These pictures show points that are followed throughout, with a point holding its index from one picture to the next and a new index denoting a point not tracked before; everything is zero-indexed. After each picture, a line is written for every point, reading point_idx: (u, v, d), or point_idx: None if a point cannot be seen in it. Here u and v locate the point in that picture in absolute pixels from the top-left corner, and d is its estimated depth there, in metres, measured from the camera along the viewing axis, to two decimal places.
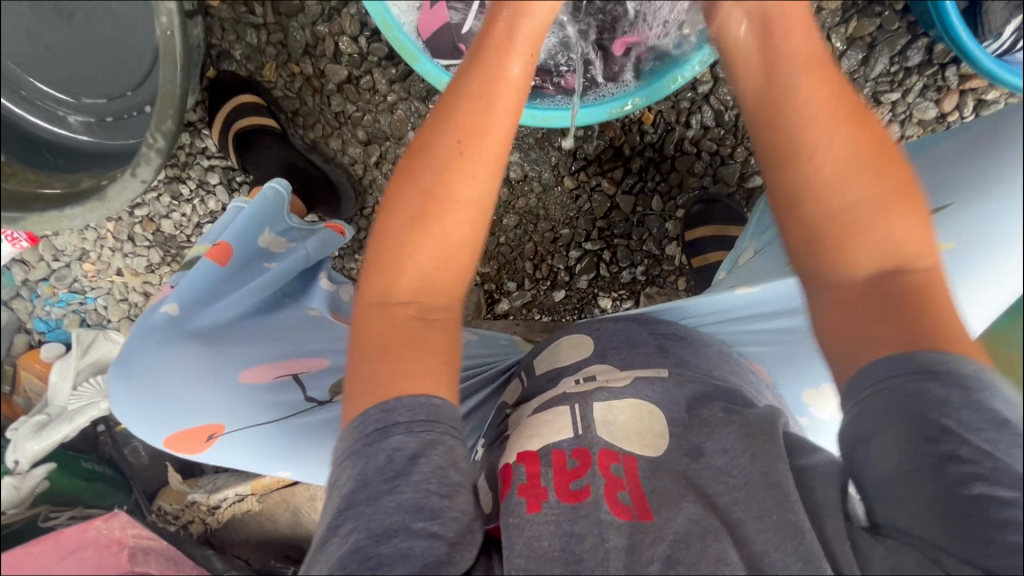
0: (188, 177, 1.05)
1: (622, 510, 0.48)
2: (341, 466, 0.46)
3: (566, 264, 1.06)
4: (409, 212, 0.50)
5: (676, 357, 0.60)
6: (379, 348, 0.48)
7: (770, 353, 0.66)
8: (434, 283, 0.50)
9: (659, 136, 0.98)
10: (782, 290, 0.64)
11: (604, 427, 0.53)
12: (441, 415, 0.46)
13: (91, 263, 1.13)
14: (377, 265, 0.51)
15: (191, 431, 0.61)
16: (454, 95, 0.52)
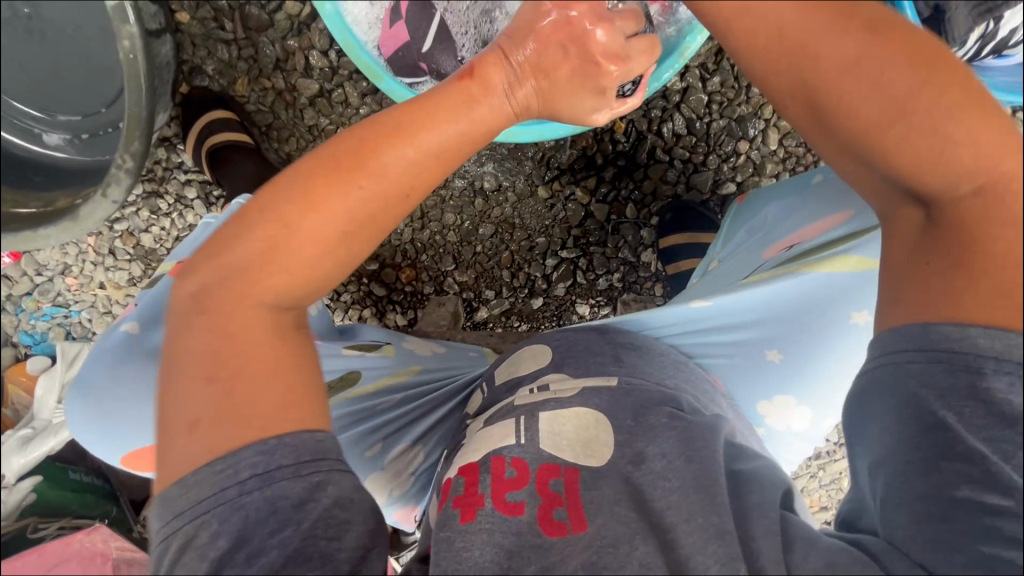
0: (165, 192, 1.06)
1: (556, 529, 0.49)
2: (204, 519, 0.45)
3: (543, 272, 1.06)
4: (303, 214, 0.50)
5: (631, 369, 0.60)
6: (232, 353, 0.48)
7: (727, 366, 0.65)
8: (299, 290, 0.51)
9: (631, 144, 0.98)
10: (737, 303, 0.62)
11: (549, 438, 0.54)
12: (326, 450, 0.49)
13: (74, 277, 1.14)
14: (249, 256, 0.49)
15: (142, 453, 0.61)
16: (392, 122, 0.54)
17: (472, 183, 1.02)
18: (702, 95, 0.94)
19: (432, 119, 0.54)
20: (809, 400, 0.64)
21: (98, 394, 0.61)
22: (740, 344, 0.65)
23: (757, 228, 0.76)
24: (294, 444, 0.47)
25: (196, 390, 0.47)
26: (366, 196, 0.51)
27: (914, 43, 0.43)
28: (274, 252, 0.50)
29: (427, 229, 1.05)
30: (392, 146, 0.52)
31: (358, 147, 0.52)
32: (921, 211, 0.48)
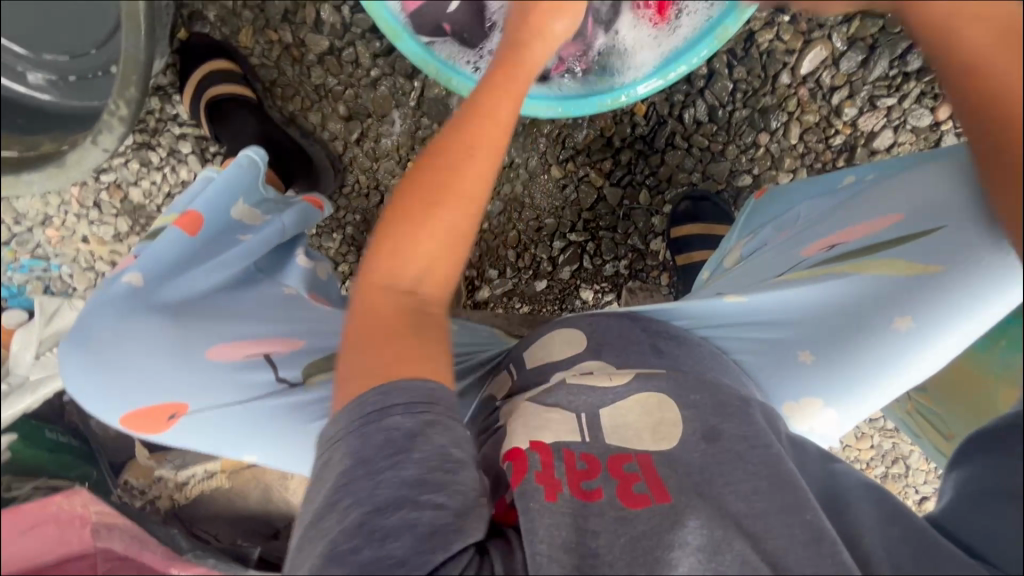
0: (157, 144, 1.00)
1: (639, 501, 0.54)
2: (337, 444, 0.48)
3: (549, 254, 1.04)
4: (421, 201, 0.56)
5: (669, 357, 0.67)
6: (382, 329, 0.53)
7: (750, 361, 0.69)
8: (436, 271, 0.57)
9: (651, 128, 0.95)
10: (773, 300, 0.67)
11: (615, 432, 0.60)
12: (439, 398, 0.49)
13: (55, 229, 1.09)
14: (386, 248, 0.56)
15: (151, 410, 0.60)
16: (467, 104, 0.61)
17: None
18: (728, 83, 0.91)
19: (485, 119, 0.59)
20: (836, 401, 0.66)
21: (106, 348, 0.58)
22: (767, 341, 0.68)
23: (783, 227, 0.80)
24: (410, 386, 0.49)
25: (357, 357, 0.52)
26: (454, 196, 0.57)
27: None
28: (397, 258, 0.55)
29: None
30: (463, 150, 0.58)
31: (434, 160, 0.58)
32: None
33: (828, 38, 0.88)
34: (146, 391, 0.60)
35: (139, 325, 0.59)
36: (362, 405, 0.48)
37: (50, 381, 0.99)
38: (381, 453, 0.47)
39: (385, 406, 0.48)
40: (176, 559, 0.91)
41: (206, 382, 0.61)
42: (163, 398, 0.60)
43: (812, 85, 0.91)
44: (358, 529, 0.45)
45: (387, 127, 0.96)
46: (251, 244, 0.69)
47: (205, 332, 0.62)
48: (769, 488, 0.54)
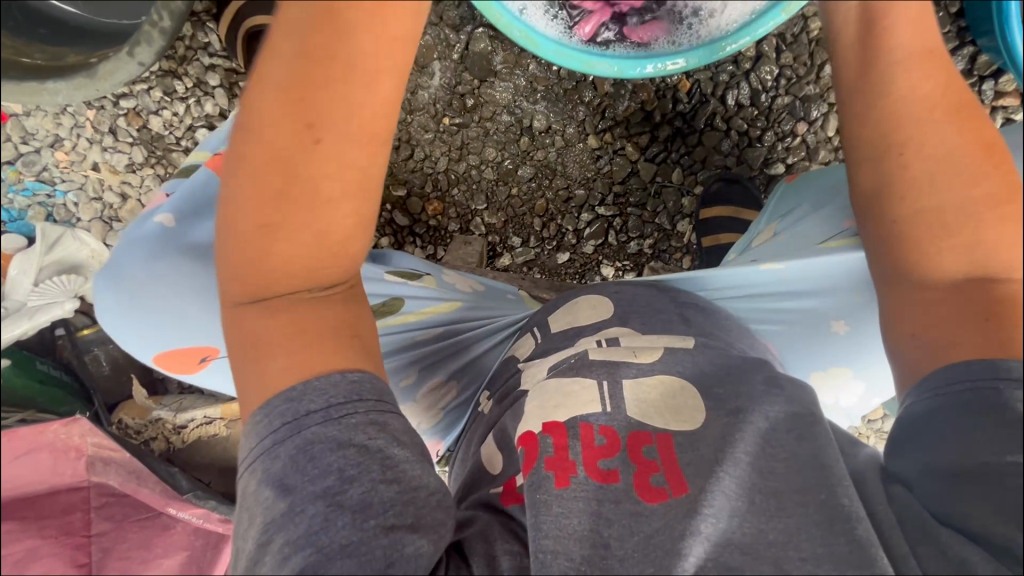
0: (184, 73, 0.97)
1: (656, 495, 0.54)
2: (252, 468, 0.46)
3: (575, 226, 1.03)
4: (261, 200, 0.45)
5: (697, 327, 0.69)
6: (258, 344, 0.48)
7: (779, 333, 0.74)
8: (313, 276, 0.48)
9: (692, 106, 0.95)
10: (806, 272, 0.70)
11: (636, 405, 0.60)
12: (363, 391, 0.48)
13: (64, 152, 1.03)
14: (243, 261, 0.47)
15: (182, 352, 0.56)
16: (284, 55, 0.42)
17: (520, 120, 0.97)
18: (773, 68, 0.91)
19: (319, 87, 0.42)
20: (861, 366, 0.72)
21: (135, 288, 0.53)
22: (801, 312, 0.73)
23: (822, 203, 0.78)
24: (326, 387, 0.47)
25: (244, 364, 0.49)
26: (301, 195, 0.44)
27: (980, 157, 0.53)
28: (256, 267, 0.47)
29: (464, 161, 1.00)
30: (297, 133, 0.43)
31: (257, 147, 0.44)
32: (946, 291, 0.53)
33: None
34: (173, 336, 0.54)
35: (169, 269, 0.53)
36: (267, 424, 0.46)
37: (48, 310, 0.94)
38: (306, 477, 0.45)
39: (301, 418, 0.46)
40: (175, 499, 0.89)
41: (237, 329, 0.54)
42: (188, 344, 0.55)
43: None
44: (389, 492, 0.46)
45: (427, 78, 0.95)
46: None
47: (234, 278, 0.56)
48: (786, 469, 0.54)
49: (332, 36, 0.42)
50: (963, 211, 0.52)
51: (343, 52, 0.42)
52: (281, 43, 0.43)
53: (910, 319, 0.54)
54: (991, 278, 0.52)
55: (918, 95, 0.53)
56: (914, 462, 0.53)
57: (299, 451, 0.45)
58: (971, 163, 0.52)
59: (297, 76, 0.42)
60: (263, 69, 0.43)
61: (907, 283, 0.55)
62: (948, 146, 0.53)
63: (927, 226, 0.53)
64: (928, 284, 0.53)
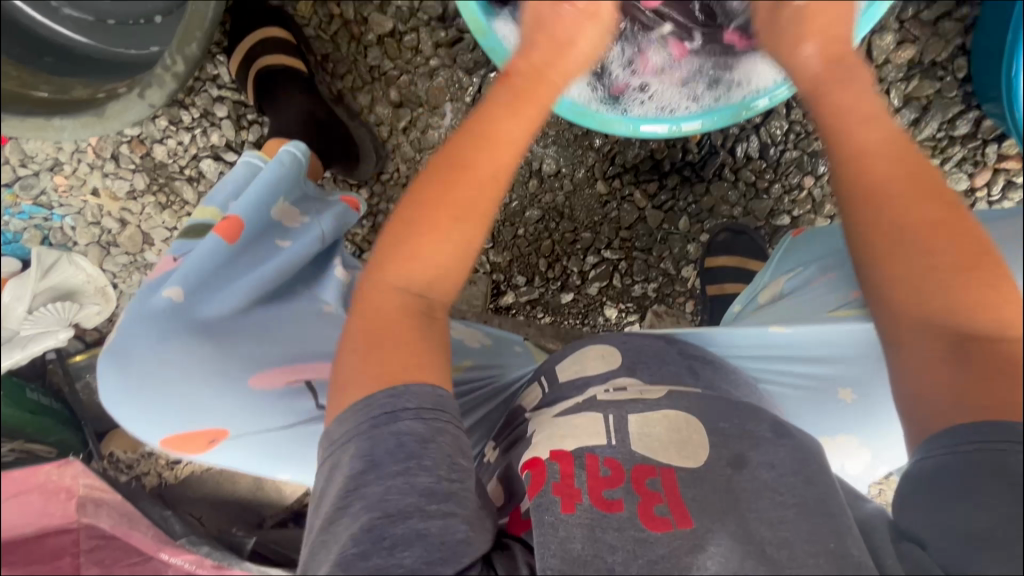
0: (191, 104, 0.96)
1: (659, 525, 0.54)
2: (345, 447, 0.49)
3: (580, 267, 1.03)
4: (440, 192, 0.57)
5: (705, 381, 0.68)
6: (383, 334, 0.53)
7: (790, 397, 0.73)
8: (443, 278, 0.57)
9: (701, 157, 0.95)
10: (816, 336, 0.70)
11: (640, 441, 0.59)
12: (446, 404, 0.50)
13: (64, 176, 1.01)
14: (402, 248, 0.56)
15: (196, 433, 0.57)
16: (492, 109, 0.63)
17: (530, 163, 0.97)
18: (783, 123, 0.92)
19: (509, 128, 0.62)
20: (866, 435, 0.72)
21: (141, 372, 0.54)
22: (807, 375, 0.73)
23: (831, 268, 0.79)
24: (417, 390, 0.50)
25: (357, 355, 0.53)
26: (478, 197, 0.58)
27: (954, 221, 0.52)
28: (404, 249, 0.56)
29: None
30: (486, 154, 0.60)
31: (455, 157, 0.59)
32: (946, 354, 0.49)
33: (886, 94, 0.88)
34: (181, 413, 0.56)
35: (177, 352, 0.54)
36: (366, 410, 0.49)
37: (41, 340, 0.95)
38: (393, 458, 0.47)
39: (396, 411, 0.49)
40: (168, 545, 0.83)
41: (240, 406, 0.57)
42: (201, 423, 0.57)
43: None
44: (402, 515, 0.46)
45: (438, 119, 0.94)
46: (290, 256, 0.62)
47: (240, 355, 0.57)
48: (795, 518, 0.53)
49: (524, 99, 0.65)
50: (936, 276, 0.51)
51: (529, 107, 0.64)
52: (497, 101, 0.64)
53: (905, 381, 0.51)
54: (983, 338, 0.49)
55: (875, 164, 0.56)
56: (926, 519, 0.48)
57: (369, 434, 0.48)
58: (946, 227, 0.52)
59: (503, 121, 0.62)
60: (480, 117, 0.62)
61: (902, 348, 0.52)
62: (917, 211, 0.53)
63: (908, 292, 0.52)
64: (928, 347, 0.50)
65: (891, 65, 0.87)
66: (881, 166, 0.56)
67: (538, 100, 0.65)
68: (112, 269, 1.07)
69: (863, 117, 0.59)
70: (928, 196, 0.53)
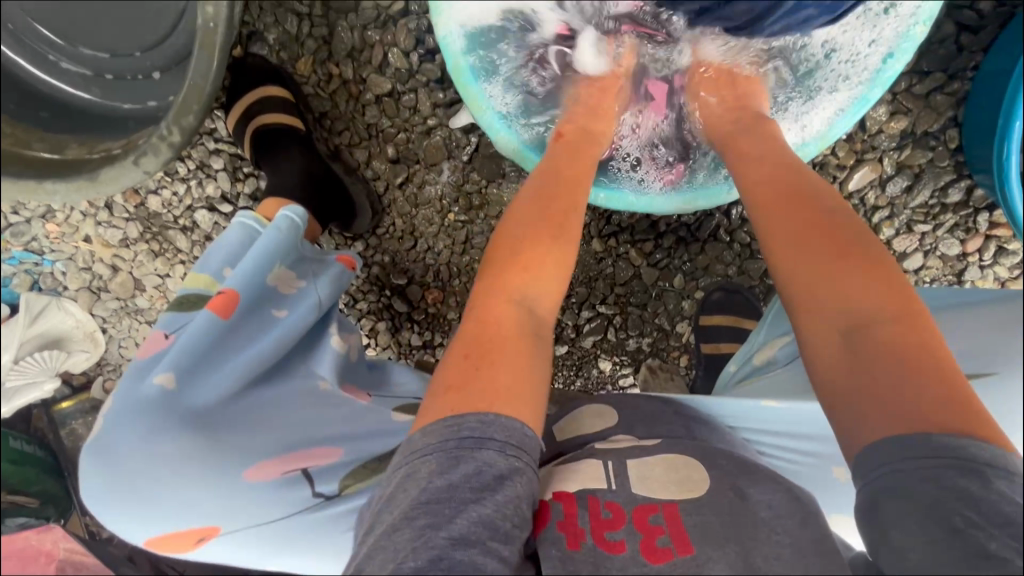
0: (187, 156, 0.95)
1: (661, 556, 0.53)
2: (422, 461, 0.48)
3: (575, 321, 1.03)
4: (535, 221, 0.63)
5: (699, 436, 0.68)
6: (495, 347, 0.55)
7: (789, 472, 0.71)
8: (545, 298, 0.61)
9: (697, 218, 0.95)
10: (808, 410, 0.70)
11: (641, 482, 0.60)
12: (528, 445, 0.50)
13: (56, 224, 1.00)
14: (503, 269, 0.60)
15: (180, 535, 0.53)
16: (556, 152, 0.72)
17: None
18: None
19: (580, 167, 0.71)
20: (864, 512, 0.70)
21: (129, 474, 0.50)
22: (797, 450, 0.72)
23: None
24: (512, 427, 0.49)
25: (466, 368, 0.53)
26: (567, 224, 0.64)
27: (819, 219, 0.57)
28: (509, 269, 0.60)
29: (468, 254, 0.99)
30: (569, 188, 0.67)
31: (541, 192, 0.66)
32: (839, 342, 0.51)
33: (878, 161, 0.90)
34: (162, 519, 0.52)
35: (163, 447, 0.51)
36: (455, 428, 0.49)
37: (26, 392, 0.92)
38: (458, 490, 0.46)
39: (489, 437, 0.48)
40: None
41: (229, 503, 0.54)
42: (189, 526, 0.53)
43: (855, 202, 0.92)
44: (465, 541, 0.45)
45: (435, 175, 0.94)
46: (288, 327, 0.62)
47: (236, 449, 0.55)
48: (792, 558, 0.51)
49: (583, 142, 0.74)
50: (832, 272, 0.53)
51: (589, 151, 0.74)
52: (562, 145, 0.73)
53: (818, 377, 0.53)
54: (862, 322, 0.50)
55: (756, 185, 0.63)
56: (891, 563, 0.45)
57: (454, 454, 0.48)
58: (813, 223, 0.57)
59: (572, 160, 0.71)
60: (550, 158, 0.71)
61: (806, 343, 0.54)
62: (784, 215, 0.59)
63: (795, 289, 0.56)
64: (821, 338, 0.53)
65: (884, 135, 0.88)
66: (758, 183, 0.63)
67: (593, 144, 0.75)
68: (102, 314, 1.07)
69: (752, 152, 0.68)
70: (797, 201, 0.59)
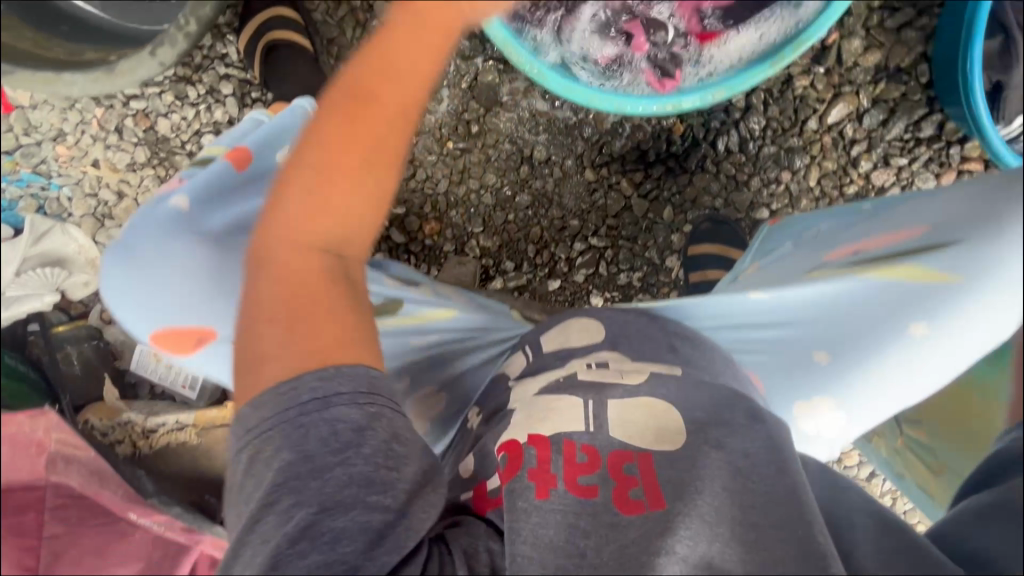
0: (198, 80, 1.00)
1: (632, 508, 0.54)
2: (270, 434, 0.49)
3: (568, 254, 1.06)
4: (336, 150, 0.54)
5: (684, 357, 0.69)
6: (293, 307, 0.53)
7: (759, 363, 0.76)
8: (354, 231, 0.57)
9: (685, 149, 1.00)
10: (787, 304, 0.72)
11: (619, 426, 0.60)
12: (379, 387, 0.52)
13: (66, 146, 1.03)
14: (303, 209, 0.54)
15: (179, 332, 0.57)
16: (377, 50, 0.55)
17: (521, 150, 1.01)
18: (760, 120, 0.97)
19: (404, 70, 0.55)
20: (840, 395, 0.73)
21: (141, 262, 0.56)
22: (777, 341, 0.75)
23: (803, 241, 0.79)
24: (348, 373, 0.51)
25: (272, 332, 0.52)
26: (377, 147, 0.55)
27: None
28: (312, 207, 0.54)
29: (464, 185, 1.03)
30: (377, 101, 0.54)
31: (346, 106, 0.54)
32: None
33: (855, 95, 0.95)
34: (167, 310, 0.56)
35: (174, 246, 0.57)
36: (286, 396, 0.49)
37: (24, 303, 0.99)
38: (327, 446, 0.49)
39: (328, 398, 0.49)
40: (137, 503, 0.83)
41: (233, 311, 0.57)
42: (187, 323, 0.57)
43: (835, 134, 0.97)
44: (342, 507, 0.48)
45: (435, 103, 0.99)
46: None
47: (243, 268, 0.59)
48: (766, 502, 0.54)
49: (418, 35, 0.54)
50: None
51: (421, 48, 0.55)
52: (392, 39, 0.54)
53: None
54: None
55: None
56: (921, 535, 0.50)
57: (299, 422, 0.49)
58: None
59: (393, 61, 0.54)
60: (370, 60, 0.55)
61: None
62: None
63: None
64: None
65: (859, 68, 0.94)
66: None
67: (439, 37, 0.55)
68: (103, 241, 1.05)
69: None
70: None
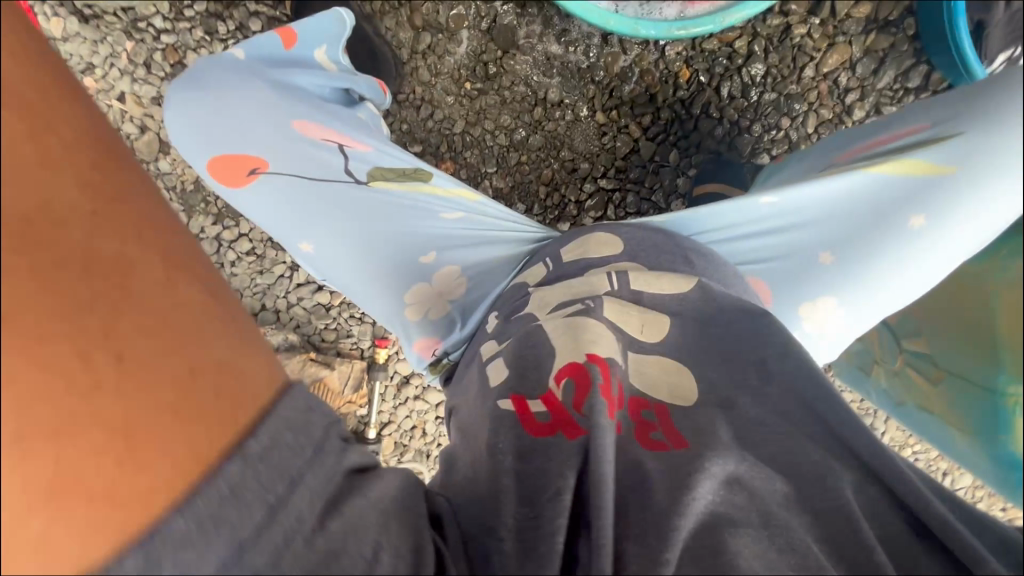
0: (228, 17, 1.04)
1: (655, 446, 0.52)
2: None
3: (578, 196, 1.10)
4: None
5: (699, 268, 0.68)
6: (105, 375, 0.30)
7: (772, 270, 0.79)
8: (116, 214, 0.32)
9: (691, 93, 1.05)
10: (798, 207, 0.76)
11: (638, 376, 0.58)
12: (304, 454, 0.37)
13: (94, 79, 1.07)
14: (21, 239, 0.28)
15: (236, 160, 0.71)
16: None
17: (535, 93, 1.06)
18: (760, 67, 1.03)
19: None
20: (844, 295, 0.76)
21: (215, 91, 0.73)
22: (790, 247, 0.78)
23: (813, 161, 0.86)
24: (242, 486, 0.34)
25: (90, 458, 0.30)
26: None
27: None
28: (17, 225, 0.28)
29: (479, 126, 1.08)
30: None
31: None
32: None
33: (848, 45, 1.02)
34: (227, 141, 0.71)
35: (238, 87, 0.73)
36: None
37: None
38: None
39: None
40: None
41: (276, 140, 0.72)
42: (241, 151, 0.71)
43: (830, 83, 1.03)
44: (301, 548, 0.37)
45: (454, 46, 1.04)
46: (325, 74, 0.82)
47: (293, 113, 0.75)
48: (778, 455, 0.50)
49: None
50: None
51: None
52: None
53: None
54: None
55: None
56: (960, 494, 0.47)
57: None
58: None
59: None
60: None
61: None
62: None
63: None
64: None
65: (851, 20, 1.01)
66: None
67: None
68: None
69: None
70: None
